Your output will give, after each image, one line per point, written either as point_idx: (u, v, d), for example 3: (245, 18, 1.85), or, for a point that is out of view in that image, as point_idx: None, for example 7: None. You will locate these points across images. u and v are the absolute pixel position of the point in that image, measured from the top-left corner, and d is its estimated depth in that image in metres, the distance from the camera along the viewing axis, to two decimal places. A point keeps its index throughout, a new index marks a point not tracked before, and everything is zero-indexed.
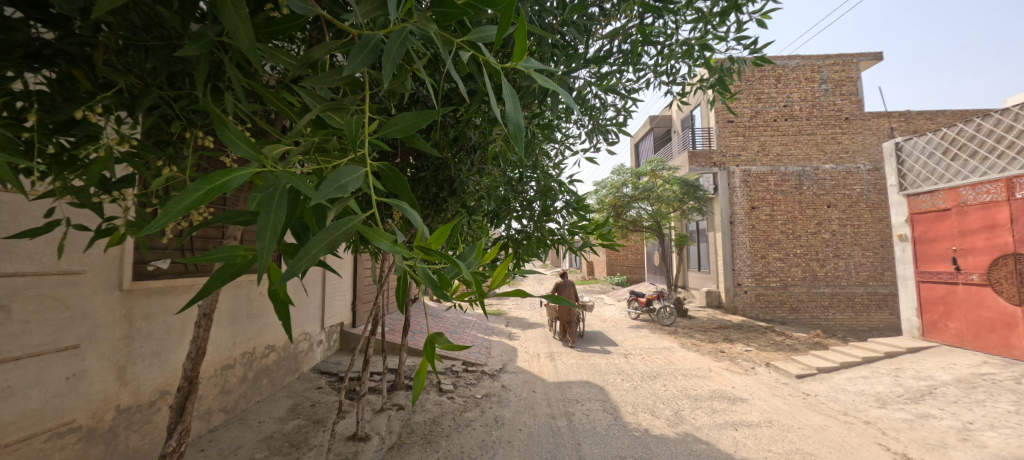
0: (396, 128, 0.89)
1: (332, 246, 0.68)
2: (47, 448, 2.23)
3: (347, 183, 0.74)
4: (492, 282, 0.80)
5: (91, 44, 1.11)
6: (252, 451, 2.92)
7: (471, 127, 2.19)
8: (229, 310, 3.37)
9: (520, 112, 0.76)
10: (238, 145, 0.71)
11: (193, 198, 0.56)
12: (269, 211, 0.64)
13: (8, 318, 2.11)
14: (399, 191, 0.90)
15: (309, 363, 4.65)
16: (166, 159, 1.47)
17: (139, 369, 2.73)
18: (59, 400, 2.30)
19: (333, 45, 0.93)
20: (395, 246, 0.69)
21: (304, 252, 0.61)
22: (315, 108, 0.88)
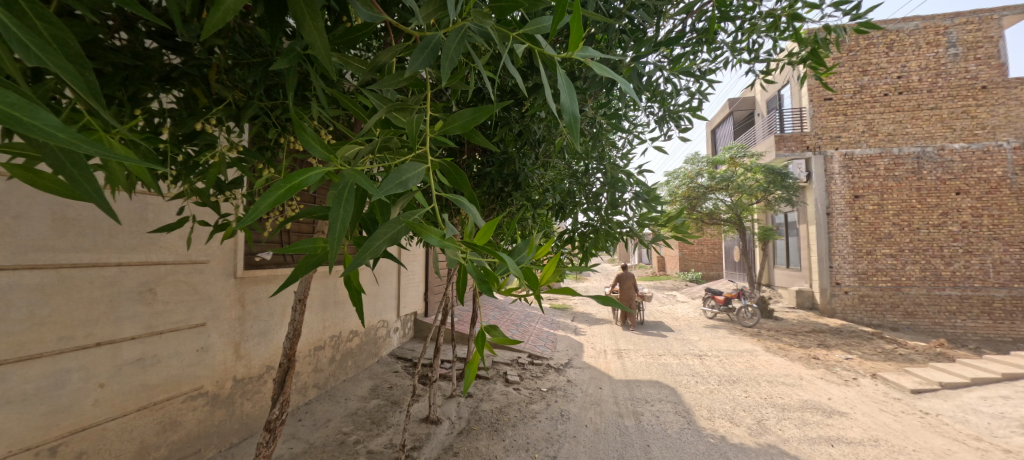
0: (455, 124, 0.92)
1: (391, 239, 0.72)
2: (184, 408, 2.68)
3: (407, 180, 0.78)
4: (542, 277, 0.79)
5: (206, 64, 1.28)
6: (340, 424, 3.24)
7: (535, 120, 2.17)
8: (319, 296, 3.75)
9: (576, 101, 0.74)
10: (315, 146, 0.79)
11: (275, 195, 0.64)
12: (339, 206, 0.71)
13: (156, 299, 2.54)
14: (458, 186, 0.94)
15: (386, 348, 5.02)
16: (266, 162, 1.68)
17: (250, 346, 3.16)
18: (191, 369, 2.73)
19: (398, 50, 0.99)
20: (446, 240, 0.72)
21: (367, 246, 0.67)
22: (381, 109, 0.94)
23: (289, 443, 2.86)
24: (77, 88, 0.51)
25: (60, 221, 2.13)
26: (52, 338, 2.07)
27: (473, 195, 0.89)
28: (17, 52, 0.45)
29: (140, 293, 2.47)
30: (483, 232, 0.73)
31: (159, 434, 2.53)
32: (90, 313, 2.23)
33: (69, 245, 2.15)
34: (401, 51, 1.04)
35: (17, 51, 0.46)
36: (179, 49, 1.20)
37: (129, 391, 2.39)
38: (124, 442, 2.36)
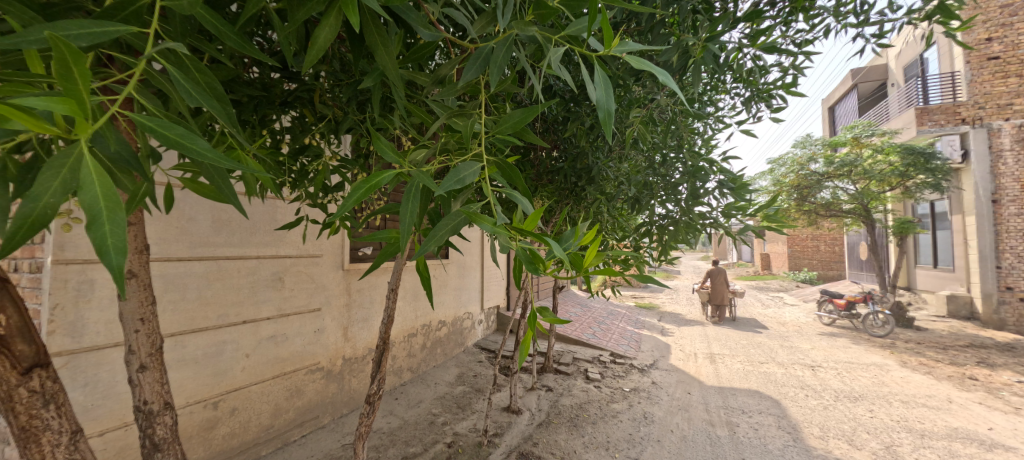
0: (509, 124, 0.92)
1: (453, 229, 0.77)
2: (307, 379, 3.18)
3: (465, 177, 0.80)
4: (582, 263, 0.73)
5: (312, 88, 1.53)
6: (430, 405, 3.54)
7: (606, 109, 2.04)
8: (411, 288, 4.12)
9: (612, 97, 0.69)
10: (387, 152, 0.88)
11: (356, 193, 0.74)
12: (408, 201, 0.76)
13: (284, 287, 3.05)
14: (514, 181, 0.96)
15: (472, 338, 5.31)
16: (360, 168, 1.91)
17: (356, 329, 3.63)
18: (311, 346, 3.23)
19: (455, 62, 1.06)
20: (496, 227, 0.73)
21: (432, 234, 0.72)
22: (443, 115, 1.02)
23: (388, 418, 3.22)
24: (223, 121, 0.64)
25: (217, 221, 2.66)
26: (214, 315, 2.61)
27: (526, 189, 0.91)
28: (189, 99, 0.60)
29: (274, 281, 2.99)
30: (531, 218, 0.74)
31: (288, 399, 3.03)
32: (239, 296, 2.76)
33: (223, 242, 2.68)
34: (459, 62, 1.11)
35: (183, 95, 0.60)
36: (293, 78, 1.46)
37: (266, 362, 2.90)
38: (264, 403, 2.86)
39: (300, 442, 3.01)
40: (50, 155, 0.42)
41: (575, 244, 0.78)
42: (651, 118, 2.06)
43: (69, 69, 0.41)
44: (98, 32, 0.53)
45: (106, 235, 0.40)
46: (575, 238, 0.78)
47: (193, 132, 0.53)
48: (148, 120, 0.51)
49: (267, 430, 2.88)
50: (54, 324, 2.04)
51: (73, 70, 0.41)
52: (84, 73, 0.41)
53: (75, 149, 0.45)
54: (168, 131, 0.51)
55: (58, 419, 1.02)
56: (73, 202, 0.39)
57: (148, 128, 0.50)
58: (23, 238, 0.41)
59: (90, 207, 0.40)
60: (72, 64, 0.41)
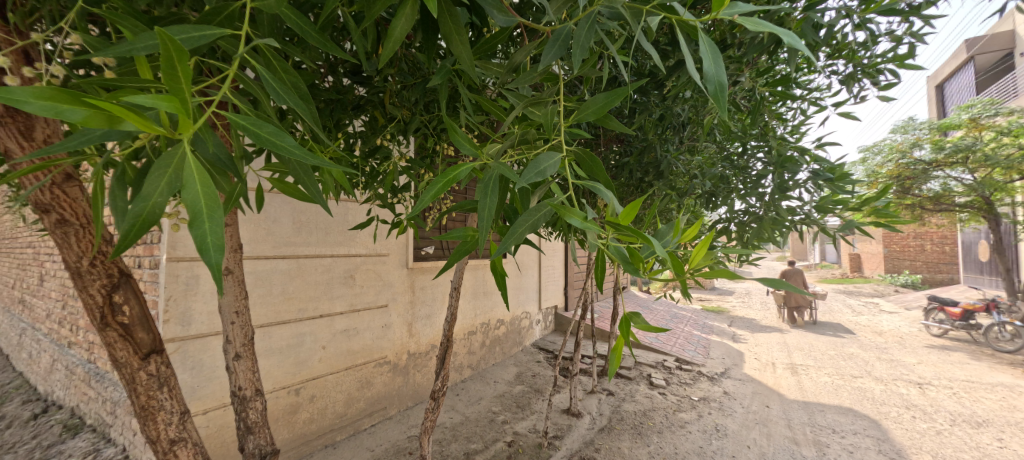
0: (589, 111, 0.79)
1: (533, 226, 0.68)
2: (375, 371, 3.36)
3: (545, 168, 0.72)
4: (690, 260, 0.68)
5: (382, 91, 1.56)
6: (490, 403, 3.59)
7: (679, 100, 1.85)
8: (471, 287, 4.20)
9: (724, 68, 0.58)
10: (464, 143, 0.80)
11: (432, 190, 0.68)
12: (485, 198, 0.70)
13: (355, 284, 3.25)
14: (597, 175, 0.85)
15: (530, 338, 5.31)
16: (427, 168, 1.94)
17: (419, 326, 3.78)
18: (379, 341, 3.41)
19: (530, 49, 0.93)
20: (586, 222, 0.67)
21: (511, 230, 0.64)
22: (518, 105, 0.92)
23: (450, 413, 3.32)
24: (307, 119, 0.68)
25: (298, 221, 2.89)
26: (295, 309, 2.84)
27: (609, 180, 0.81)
28: (279, 101, 0.64)
29: (346, 278, 3.18)
30: (629, 211, 0.65)
31: (359, 390, 3.22)
32: (316, 292, 2.97)
33: (302, 241, 2.90)
34: (537, 48, 0.99)
35: (273, 98, 0.63)
36: (365, 82, 1.50)
37: (340, 354, 3.10)
38: (338, 392, 3.06)
39: (370, 431, 3.18)
40: (158, 157, 0.45)
41: (671, 240, 0.73)
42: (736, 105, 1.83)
43: (172, 67, 0.43)
44: (198, 37, 0.57)
45: (204, 231, 0.43)
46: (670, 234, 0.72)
47: (280, 129, 0.55)
48: (242, 119, 0.54)
49: (341, 417, 3.08)
50: (168, 313, 2.33)
51: (176, 69, 0.44)
52: (185, 71, 0.44)
53: (178, 148, 0.48)
54: (260, 129, 0.54)
55: (170, 401, 1.20)
56: (177, 199, 0.42)
57: (243, 127, 0.53)
58: (136, 235, 0.45)
59: (192, 203, 0.43)
60: (175, 63, 0.43)
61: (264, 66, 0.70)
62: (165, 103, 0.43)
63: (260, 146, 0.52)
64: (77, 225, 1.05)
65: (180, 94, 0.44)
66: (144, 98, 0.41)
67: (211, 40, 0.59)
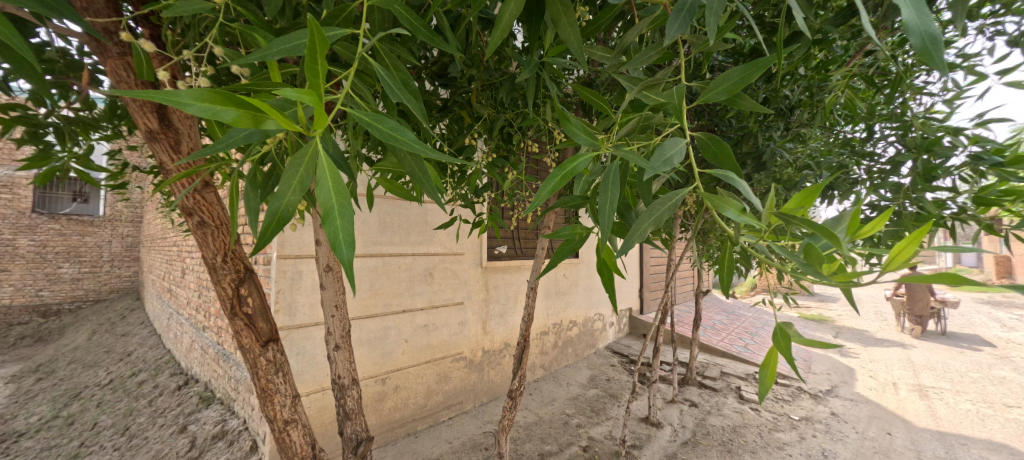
0: (719, 90, 0.66)
1: (655, 222, 0.58)
2: (453, 366, 3.49)
3: (671, 156, 0.59)
4: (890, 257, 0.47)
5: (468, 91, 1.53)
6: (564, 404, 3.55)
7: (787, 81, 1.63)
8: (545, 287, 4.18)
9: (932, 15, 0.46)
10: (580, 133, 0.69)
11: (552, 183, 0.59)
12: (608, 187, 0.61)
13: (434, 282, 3.40)
14: (721, 163, 0.68)
15: (603, 341, 5.17)
16: (511, 166, 1.90)
17: (493, 323, 3.86)
18: (457, 337, 3.54)
19: (644, 25, 0.74)
20: (744, 216, 0.52)
21: (640, 226, 0.56)
22: (634, 87, 0.72)
23: (525, 412, 3.34)
24: (417, 112, 0.67)
25: (384, 222, 3.10)
26: (382, 304, 3.05)
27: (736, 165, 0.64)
28: (392, 95, 0.63)
29: (426, 276, 3.35)
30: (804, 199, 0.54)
31: (438, 383, 3.36)
32: (399, 288, 3.16)
33: (387, 240, 3.10)
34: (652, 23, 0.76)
35: (389, 93, 0.63)
36: (449, 83, 1.49)
37: (420, 348, 3.27)
38: (419, 384, 3.23)
39: (448, 423, 3.32)
40: (294, 155, 0.50)
41: (841, 239, 0.56)
42: (869, 77, 1.53)
43: (315, 61, 0.44)
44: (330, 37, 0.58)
45: (335, 228, 0.47)
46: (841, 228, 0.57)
47: (400, 124, 0.55)
48: (364, 115, 0.55)
49: (422, 408, 3.24)
50: (279, 304, 2.62)
51: (317, 64, 0.44)
52: (325, 64, 0.44)
53: (310, 145, 0.52)
54: (381, 125, 0.54)
55: (285, 383, 1.36)
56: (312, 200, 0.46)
57: (366, 123, 0.54)
58: (273, 230, 0.51)
59: (322, 203, 0.47)
60: (316, 57, 0.44)
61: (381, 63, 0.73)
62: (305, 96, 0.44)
63: (383, 141, 0.54)
64: (213, 226, 1.22)
65: (318, 87, 0.45)
66: (290, 92, 0.43)
67: (339, 38, 0.59)
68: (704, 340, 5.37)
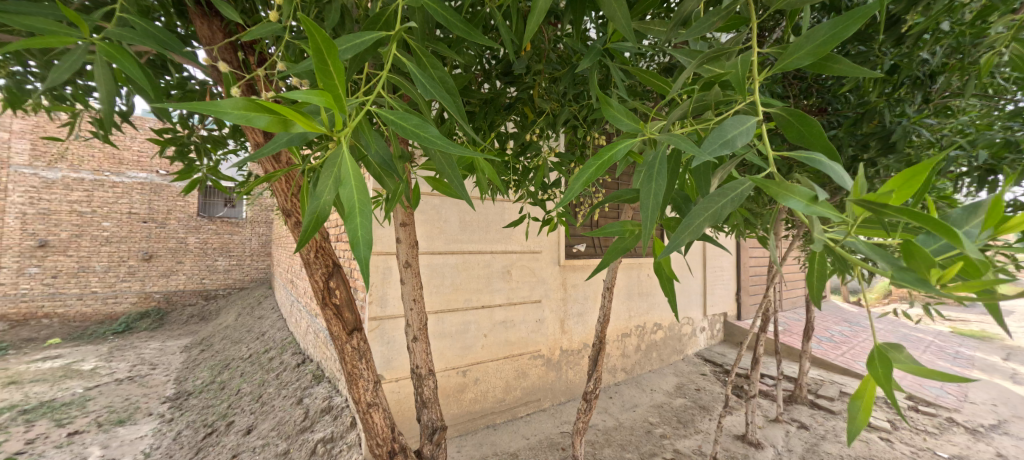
0: (804, 51, 0.46)
1: (715, 217, 0.47)
2: (531, 363, 3.51)
3: (733, 138, 0.45)
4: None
5: (530, 86, 1.38)
6: (646, 412, 3.36)
7: (924, 42, 1.30)
8: (625, 287, 3.99)
9: None
10: (623, 118, 0.56)
11: (587, 177, 0.51)
12: (650, 182, 0.49)
13: (512, 279, 3.46)
14: (812, 145, 0.51)
15: (693, 347, 4.78)
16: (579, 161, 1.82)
17: (572, 323, 3.81)
18: (534, 334, 3.56)
19: None
20: (819, 207, 0.35)
21: (687, 224, 0.45)
22: (690, 63, 0.56)
23: (603, 416, 3.25)
24: (453, 111, 0.63)
25: (464, 221, 3.23)
26: (463, 299, 3.19)
27: (831, 147, 0.47)
28: (426, 94, 0.61)
29: (504, 273, 3.42)
30: (905, 181, 0.36)
31: (516, 379, 3.42)
32: (478, 285, 3.28)
33: (467, 238, 3.23)
34: None
35: (422, 93, 0.61)
36: (514, 81, 1.36)
37: (499, 343, 3.35)
38: (498, 378, 3.32)
39: (526, 419, 3.36)
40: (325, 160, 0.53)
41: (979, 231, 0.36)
42: None
43: (325, 62, 0.44)
44: (358, 43, 0.59)
45: (355, 227, 0.49)
46: (976, 220, 0.34)
47: (424, 120, 0.54)
48: (391, 114, 0.55)
49: (501, 402, 3.32)
50: (372, 296, 2.90)
51: (326, 65, 0.44)
52: (334, 64, 0.43)
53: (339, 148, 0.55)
54: (405, 122, 0.54)
55: (367, 370, 1.48)
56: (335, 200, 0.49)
57: (391, 122, 0.54)
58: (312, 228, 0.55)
59: (345, 201, 0.49)
60: (326, 55, 0.43)
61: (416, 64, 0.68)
62: (318, 98, 0.45)
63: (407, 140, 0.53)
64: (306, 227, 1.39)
65: (333, 90, 0.45)
66: (301, 95, 0.43)
67: (371, 43, 0.60)
68: (818, 353, 4.68)
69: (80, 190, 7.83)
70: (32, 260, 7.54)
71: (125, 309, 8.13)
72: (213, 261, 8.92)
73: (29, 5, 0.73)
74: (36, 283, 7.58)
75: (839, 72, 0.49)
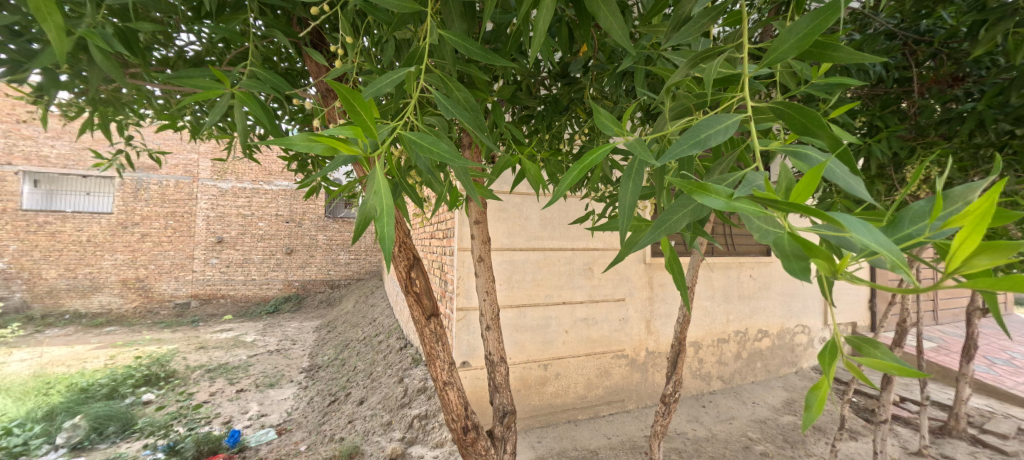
0: (788, 46, 0.40)
1: (696, 213, 0.39)
2: (614, 362, 3.44)
3: (707, 138, 0.38)
4: (969, 247, 0.24)
5: (582, 87, 1.25)
6: (745, 426, 3.06)
7: None
8: (721, 288, 3.66)
9: None
10: (610, 125, 0.51)
11: (570, 180, 0.50)
12: (629, 182, 0.47)
13: (593, 276, 3.42)
14: (810, 134, 0.41)
15: (809, 359, 4.20)
16: None
17: (659, 324, 3.63)
18: (618, 333, 3.48)
19: None
20: (736, 204, 0.31)
21: (659, 217, 0.40)
22: (683, 63, 0.50)
23: (693, 424, 3.05)
24: (474, 129, 0.60)
25: (544, 218, 3.29)
26: (544, 294, 3.25)
27: (838, 143, 0.38)
28: (449, 114, 0.58)
29: (585, 270, 3.40)
30: (814, 177, 0.28)
31: (599, 377, 3.38)
32: (559, 281, 3.31)
33: (548, 236, 3.28)
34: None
35: (445, 115, 0.58)
36: (571, 83, 1.26)
37: (581, 340, 3.34)
38: (580, 375, 3.32)
39: (608, 418, 3.31)
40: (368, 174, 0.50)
41: (935, 229, 0.29)
42: None
43: (351, 103, 0.43)
44: (394, 78, 0.58)
45: (384, 228, 0.46)
46: (930, 216, 0.29)
47: (441, 137, 0.51)
48: (414, 135, 0.52)
49: (583, 399, 3.32)
50: (460, 289, 3.11)
51: (351, 100, 0.43)
52: (357, 100, 0.42)
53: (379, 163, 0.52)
54: (425, 141, 0.51)
55: (443, 351, 1.63)
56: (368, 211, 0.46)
57: (415, 142, 0.51)
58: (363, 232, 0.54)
59: (377, 207, 0.47)
60: (353, 100, 0.43)
61: (435, 85, 0.66)
62: (350, 132, 0.45)
63: (431, 157, 0.50)
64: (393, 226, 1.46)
65: (364, 122, 0.45)
66: (333, 133, 0.44)
67: (399, 80, 0.59)
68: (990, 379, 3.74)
69: (243, 198, 9.70)
70: (214, 253, 9.53)
71: (275, 294, 9.84)
72: (337, 255, 10.35)
73: (191, 69, 0.84)
74: (216, 271, 9.56)
75: (840, 59, 0.43)
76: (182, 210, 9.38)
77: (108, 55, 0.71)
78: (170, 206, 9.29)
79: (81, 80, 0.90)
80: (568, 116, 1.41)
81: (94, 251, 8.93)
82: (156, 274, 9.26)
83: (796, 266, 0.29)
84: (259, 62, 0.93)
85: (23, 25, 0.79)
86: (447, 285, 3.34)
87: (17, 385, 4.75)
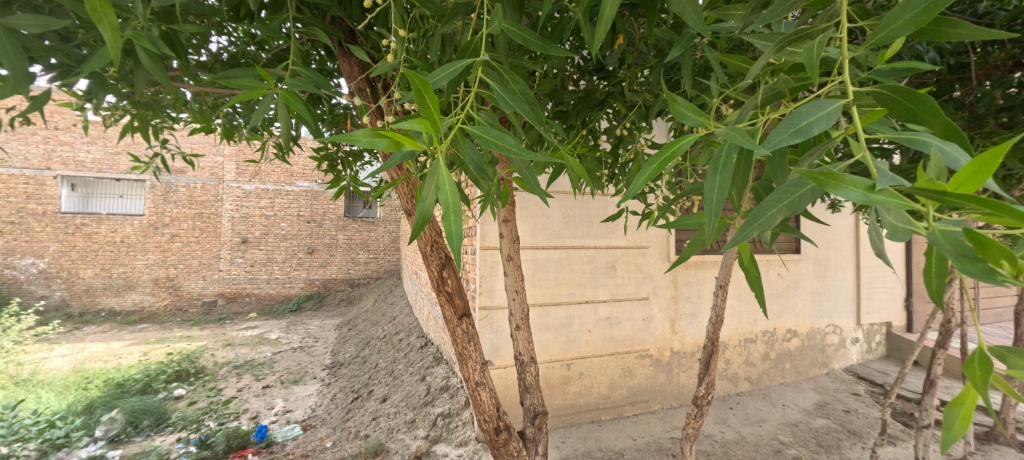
0: (904, 23, 0.39)
1: (794, 207, 0.37)
2: (638, 362, 3.39)
3: (809, 125, 0.36)
4: None
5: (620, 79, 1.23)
6: (775, 429, 2.97)
7: None
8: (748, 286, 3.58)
9: None
10: (689, 113, 0.48)
11: (645, 174, 0.47)
12: (714, 174, 0.45)
13: (617, 275, 3.37)
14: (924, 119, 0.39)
15: (841, 361, 4.06)
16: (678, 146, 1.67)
17: (684, 324, 3.56)
18: (642, 333, 3.42)
19: None
20: (882, 197, 0.29)
21: (757, 210, 0.37)
22: (768, 48, 0.49)
23: (721, 427, 2.97)
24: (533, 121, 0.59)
25: (567, 216, 3.27)
26: (566, 293, 3.22)
27: (957, 126, 0.35)
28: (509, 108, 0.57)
29: (608, 269, 3.36)
30: (979, 167, 0.27)
31: (623, 378, 3.33)
32: (582, 280, 3.27)
33: (570, 234, 3.25)
34: None
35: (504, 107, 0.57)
36: (607, 76, 1.25)
37: (604, 340, 3.30)
38: (603, 375, 3.27)
39: (632, 419, 3.26)
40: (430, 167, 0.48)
41: None
42: None
43: (422, 95, 0.42)
44: (451, 71, 0.57)
45: (450, 224, 0.45)
46: None
47: (505, 130, 0.50)
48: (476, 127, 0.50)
49: (606, 399, 3.28)
50: (481, 288, 3.11)
51: (423, 94, 0.42)
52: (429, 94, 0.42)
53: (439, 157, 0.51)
54: (488, 135, 0.49)
55: (475, 351, 1.62)
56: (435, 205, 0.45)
57: (477, 136, 0.50)
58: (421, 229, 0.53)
59: (443, 202, 0.46)
60: (422, 90, 0.42)
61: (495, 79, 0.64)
62: (419, 125, 0.44)
63: (492, 150, 0.49)
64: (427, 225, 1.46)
65: (433, 116, 0.43)
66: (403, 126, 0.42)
67: (458, 70, 0.58)
68: None
69: (266, 199, 9.93)
70: (239, 253, 9.78)
71: (297, 292, 10.06)
72: (356, 254, 10.50)
73: (233, 70, 0.85)
74: (241, 270, 9.81)
75: (958, 37, 0.40)
76: (208, 211, 9.64)
77: (154, 57, 0.72)
78: (197, 208, 9.58)
79: (126, 83, 0.92)
80: (605, 108, 1.38)
81: (127, 251, 9.27)
82: (185, 274, 9.56)
83: (968, 265, 0.27)
84: (298, 62, 0.93)
85: (70, 30, 0.81)
86: (469, 284, 3.35)
87: (59, 379, 4.96)
